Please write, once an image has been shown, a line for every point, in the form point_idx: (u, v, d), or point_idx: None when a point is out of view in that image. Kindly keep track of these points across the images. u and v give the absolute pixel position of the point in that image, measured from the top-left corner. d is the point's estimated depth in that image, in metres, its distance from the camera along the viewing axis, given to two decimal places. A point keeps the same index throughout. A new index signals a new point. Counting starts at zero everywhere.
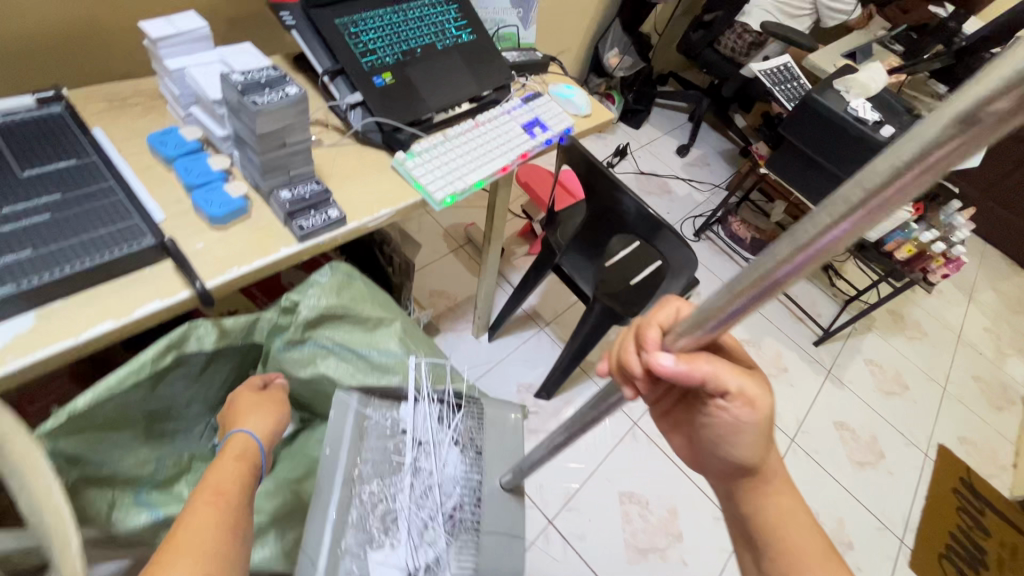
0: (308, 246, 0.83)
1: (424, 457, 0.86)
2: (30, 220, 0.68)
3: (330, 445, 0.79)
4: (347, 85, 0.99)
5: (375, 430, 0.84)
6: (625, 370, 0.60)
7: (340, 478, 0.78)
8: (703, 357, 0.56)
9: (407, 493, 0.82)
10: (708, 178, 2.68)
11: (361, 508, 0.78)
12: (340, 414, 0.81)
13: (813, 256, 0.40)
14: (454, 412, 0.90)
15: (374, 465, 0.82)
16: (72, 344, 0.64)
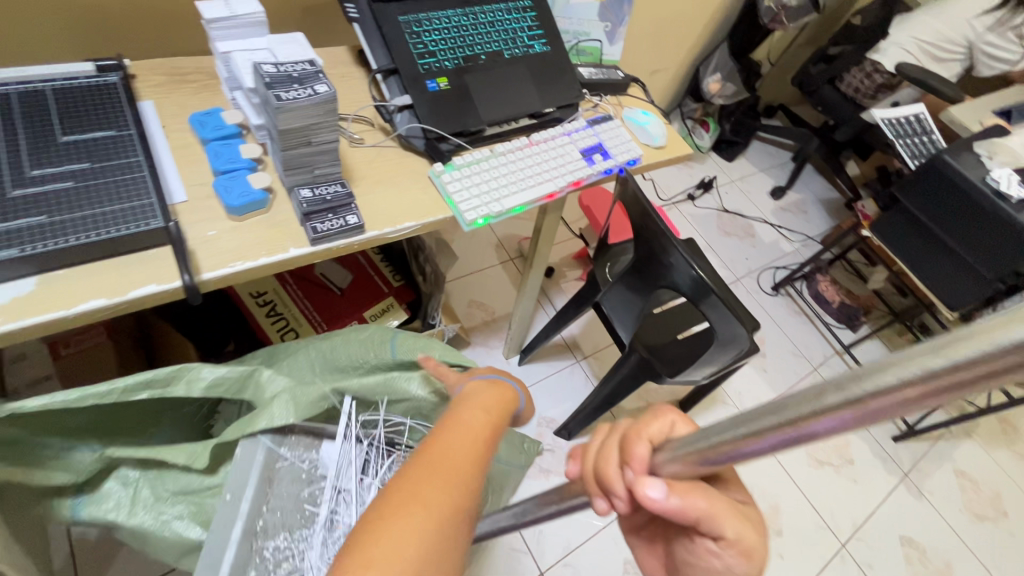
0: (320, 249, 0.79)
1: (343, 507, 0.76)
2: (53, 186, 0.68)
3: (232, 490, 0.68)
4: (398, 86, 0.94)
5: (288, 473, 0.74)
6: (601, 484, 0.42)
7: (239, 531, 0.67)
8: (699, 487, 0.38)
9: (319, 551, 0.73)
10: (801, 226, 2.41)
11: (260, 568, 0.69)
12: (248, 453, 0.70)
13: (864, 416, 0.28)
14: (382, 459, 0.81)
15: (283, 513, 0.73)
16: (64, 315, 0.64)
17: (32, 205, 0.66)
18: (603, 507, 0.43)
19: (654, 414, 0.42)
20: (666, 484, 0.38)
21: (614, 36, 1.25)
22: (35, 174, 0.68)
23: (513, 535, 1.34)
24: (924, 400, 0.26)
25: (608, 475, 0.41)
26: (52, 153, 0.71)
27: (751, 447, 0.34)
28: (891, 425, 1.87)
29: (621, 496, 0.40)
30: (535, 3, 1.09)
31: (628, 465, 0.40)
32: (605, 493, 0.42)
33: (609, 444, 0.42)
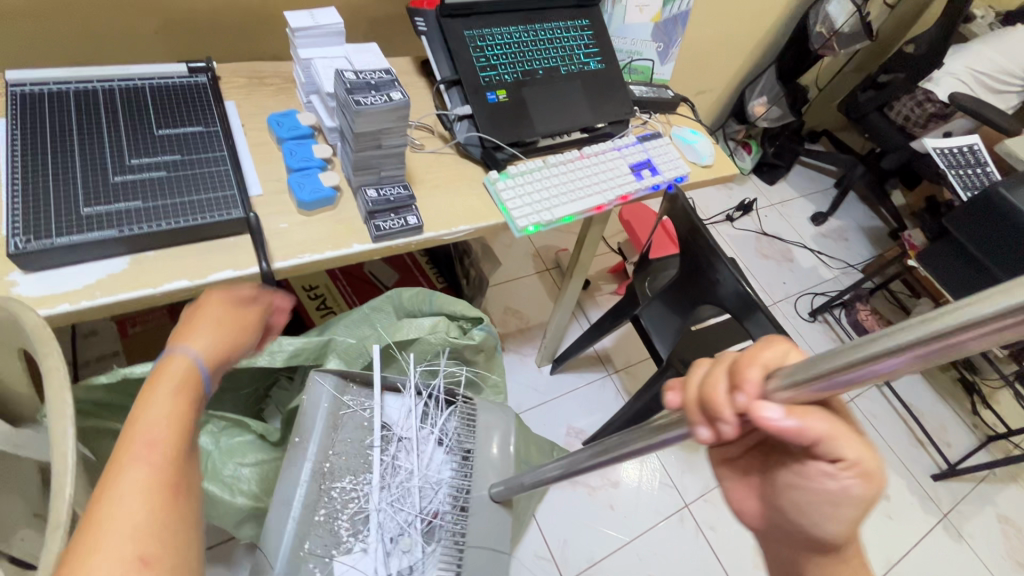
0: (381, 246, 0.83)
1: (403, 455, 0.87)
2: (149, 174, 0.74)
3: (300, 434, 0.81)
4: (460, 96, 0.99)
5: (351, 421, 0.85)
6: (706, 411, 0.42)
7: (309, 471, 0.79)
8: (815, 411, 0.41)
9: (381, 493, 0.82)
10: (842, 254, 2.37)
11: (329, 506, 0.80)
12: (314, 398, 0.83)
13: (929, 354, 0.32)
14: (439, 411, 0.92)
15: (348, 458, 0.83)
16: (151, 293, 0.70)
17: (130, 191, 0.72)
18: (705, 437, 0.43)
19: (767, 342, 0.43)
20: (784, 407, 0.39)
21: (666, 56, 1.28)
22: (133, 163, 0.75)
23: (539, 542, 1.34)
24: (922, 359, 0.33)
25: (716, 401, 0.41)
26: (148, 144, 0.77)
27: (847, 378, 0.36)
28: (930, 463, 1.81)
29: (731, 422, 0.41)
30: (592, 21, 1.13)
31: (740, 390, 0.40)
32: (711, 421, 0.42)
33: (716, 369, 0.43)
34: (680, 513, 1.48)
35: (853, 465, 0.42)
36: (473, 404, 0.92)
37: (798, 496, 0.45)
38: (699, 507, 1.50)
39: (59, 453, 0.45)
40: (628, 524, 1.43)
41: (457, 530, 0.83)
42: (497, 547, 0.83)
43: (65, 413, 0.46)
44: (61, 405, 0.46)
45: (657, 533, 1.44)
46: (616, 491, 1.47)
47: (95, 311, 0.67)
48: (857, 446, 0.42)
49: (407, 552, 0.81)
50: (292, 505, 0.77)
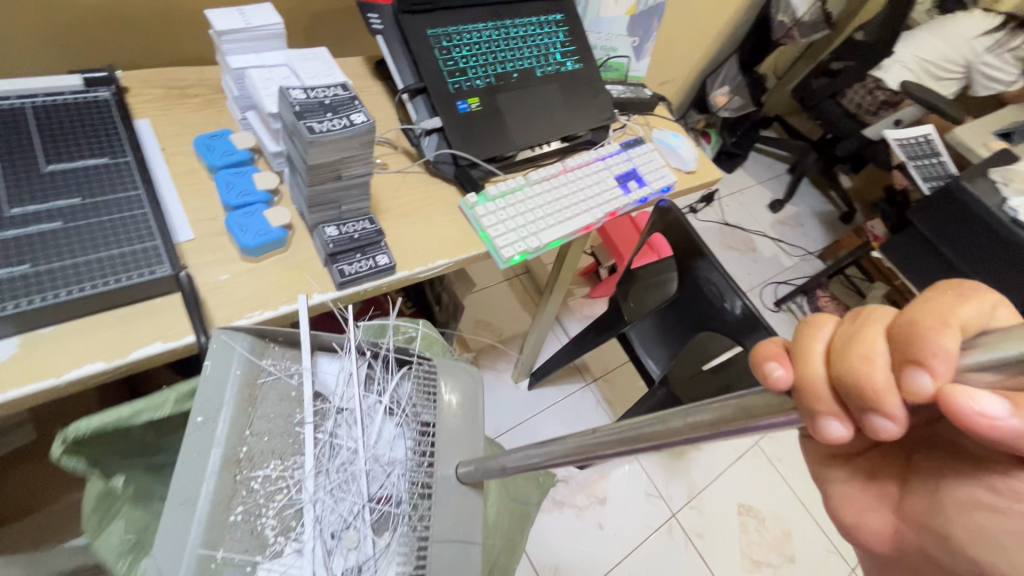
0: (348, 293, 0.70)
1: (346, 429, 0.60)
2: (38, 228, 0.58)
3: (205, 411, 0.52)
4: (426, 106, 0.85)
5: (274, 392, 0.57)
6: (865, 398, 0.27)
7: (217, 460, 0.51)
8: None
9: (318, 480, 0.56)
10: (800, 241, 2.41)
11: (248, 503, 0.52)
12: (219, 365, 0.54)
13: None
14: (391, 374, 0.64)
15: (273, 438, 0.55)
16: (53, 384, 0.54)
17: (14, 253, 0.56)
18: (846, 434, 0.28)
19: (961, 293, 0.27)
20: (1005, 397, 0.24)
21: (641, 51, 1.19)
22: (16, 213, 0.58)
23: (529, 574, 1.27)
24: None
25: (876, 386, 0.27)
26: (35, 187, 0.60)
27: None
28: None
29: (898, 417, 0.27)
30: (567, 16, 1.02)
31: (924, 367, 0.25)
32: (857, 411, 0.28)
33: (867, 331, 0.28)
34: (668, 523, 1.45)
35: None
36: (433, 364, 0.65)
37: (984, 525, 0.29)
38: (686, 515, 1.48)
39: None
40: (620, 541, 1.38)
41: (416, 529, 0.57)
42: (467, 539, 0.58)
43: None
44: None
45: (647, 547, 1.40)
46: (604, 508, 1.42)
47: None
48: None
49: (355, 553, 0.54)
50: (196, 507, 0.49)
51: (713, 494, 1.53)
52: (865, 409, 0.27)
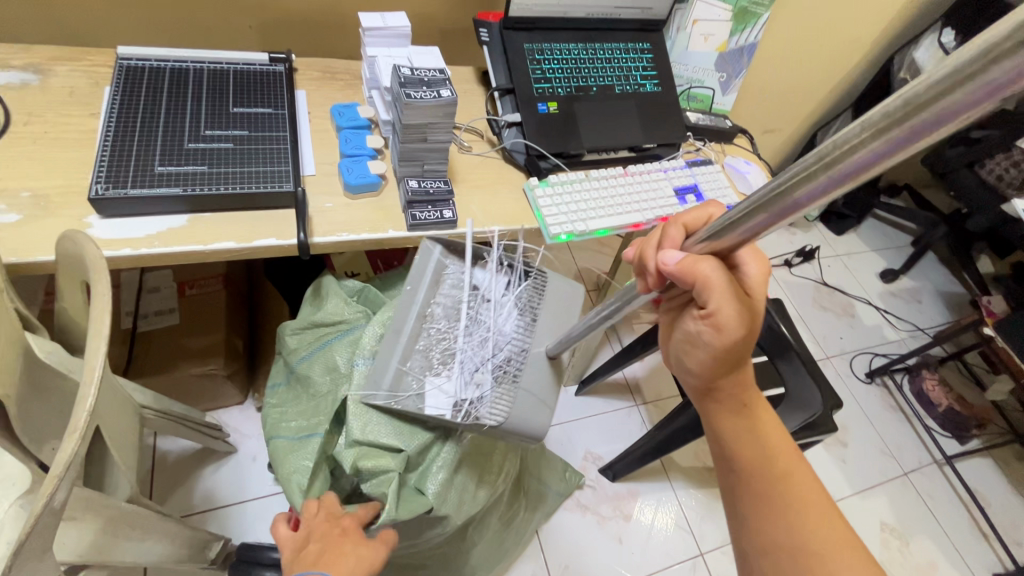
0: (415, 235, 0.87)
1: (486, 310, 0.86)
2: (217, 145, 0.82)
3: (412, 282, 0.81)
4: (512, 105, 1.02)
5: (450, 279, 0.85)
6: (641, 265, 0.56)
7: (415, 312, 0.82)
8: (706, 261, 0.48)
9: (464, 339, 0.83)
10: (912, 316, 2.19)
11: (426, 341, 0.83)
12: (422, 258, 0.82)
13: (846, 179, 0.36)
14: (519, 281, 0.88)
15: (445, 308, 0.84)
16: (201, 249, 0.76)
17: (199, 158, 0.80)
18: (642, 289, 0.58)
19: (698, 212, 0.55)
20: (685, 258, 0.49)
21: (728, 86, 1.26)
22: (207, 133, 0.83)
23: (538, 563, 1.30)
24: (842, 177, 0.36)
25: (643, 258, 0.55)
26: (221, 119, 0.85)
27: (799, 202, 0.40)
28: (994, 561, 1.61)
29: (648, 275, 0.55)
30: (654, 46, 1.14)
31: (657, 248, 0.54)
32: (642, 275, 0.57)
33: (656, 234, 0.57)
34: (693, 561, 1.39)
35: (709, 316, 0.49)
36: (547, 277, 0.90)
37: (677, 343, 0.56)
38: (715, 559, 1.40)
39: (88, 379, 0.51)
40: (637, 561, 1.36)
41: (515, 387, 0.82)
42: (543, 401, 0.84)
43: (98, 349, 0.52)
44: (97, 345, 0.52)
45: None
46: (627, 525, 1.40)
47: (150, 259, 0.74)
48: (727, 303, 0.48)
49: (478, 390, 0.81)
50: (401, 335, 0.81)
51: None
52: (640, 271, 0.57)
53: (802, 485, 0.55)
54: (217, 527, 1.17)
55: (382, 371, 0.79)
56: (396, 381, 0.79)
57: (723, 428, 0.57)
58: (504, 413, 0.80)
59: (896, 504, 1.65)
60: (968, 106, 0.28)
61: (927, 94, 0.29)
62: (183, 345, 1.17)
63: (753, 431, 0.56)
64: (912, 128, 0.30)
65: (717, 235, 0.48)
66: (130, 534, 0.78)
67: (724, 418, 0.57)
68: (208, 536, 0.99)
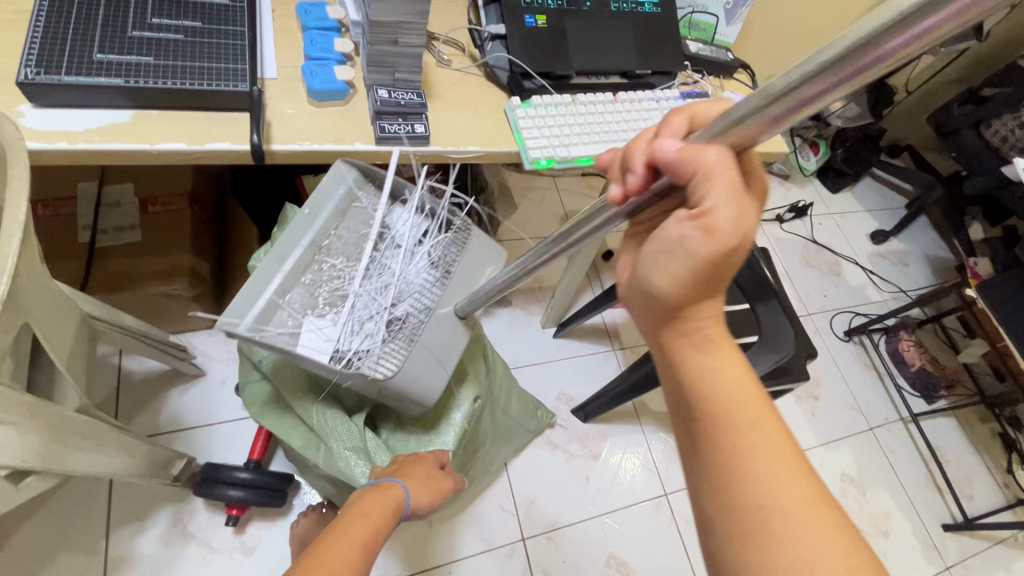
0: (383, 150, 0.81)
1: (391, 256, 0.83)
2: (165, 36, 0.74)
3: (313, 205, 0.76)
4: (497, 15, 0.94)
5: (360, 216, 0.82)
6: (625, 161, 0.48)
7: (308, 240, 0.76)
8: (713, 147, 0.41)
9: (363, 282, 0.79)
10: (897, 279, 2.18)
11: (316, 276, 0.76)
12: (333, 181, 0.77)
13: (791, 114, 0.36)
14: (437, 232, 0.87)
15: (347, 243, 0.80)
16: (145, 149, 0.70)
17: (144, 48, 0.73)
18: (615, 193, 0.50)
19: (712, 105, 0.47)
20: (686, 145, 0.42)
21: (734, 15, 1.16)
22: (154, 22, 0.75)
23: (504, 495, 1.32)
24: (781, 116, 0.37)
25: (635, 148, 0.47)
26: (171, 8, 0.77)
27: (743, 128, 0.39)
28: (944, 513, 1.68)
29: (636, 172, 0.47)
30: None
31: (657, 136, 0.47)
32: (624, 172, 0.49)
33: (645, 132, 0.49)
34: (657, 499, 1.43)
35: (703, 216, 0.42)
36: (470, 231, 0.91)
37: (643, 257, 0.48)
38: (679, 499, 1.44)
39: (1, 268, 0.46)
40: (602, 497, 1.39)
41: (411, 342, 0.81)
42: (437, 362, 0.84)
43: (10, 238, 0.47)
44: (9, 232, 0.48)
45: (629, 513, 1.40)
46: (595, 464, 1.43)
47: (87, 155, 0.68)
48: (725, 203, 0.41)
49: (365, 341, 0.78)
50: (284, 262, 0.73)
51: None
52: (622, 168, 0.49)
53: (774, 438, 0.48)
54: (184, 447, 1.16)
55: (255, 295, 0.69)
56: (268, 313, 0.70)
57: (688, 365, 0.50)
58: (391, 366, 0.78)
59: (858, 456, 1.70)
60: (906, 45, 0.30)
61: (879, 33, 0.30)
62: (144, 263, 1.12)
63: (719, 374, 0.50)
64: (855, 68, 0.32)
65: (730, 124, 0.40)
66: (81, 444, 0.76)
67: (699, 357, 0.50)
68: (170, 454, 0.98)
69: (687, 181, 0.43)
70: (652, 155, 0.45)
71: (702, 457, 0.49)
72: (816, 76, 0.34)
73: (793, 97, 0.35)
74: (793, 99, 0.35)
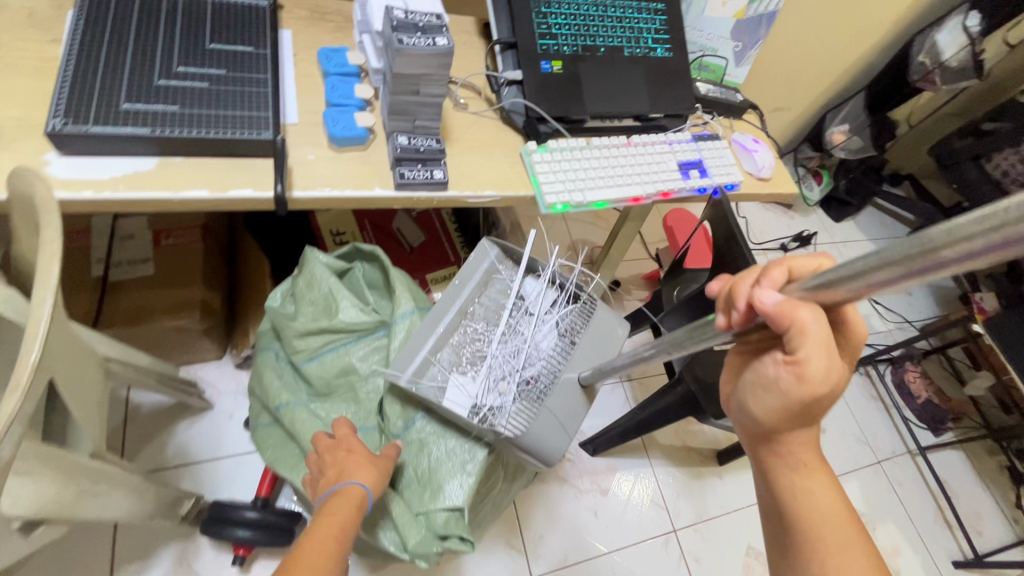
0: (402, 195, 0.82)
1: (525, 324, 0.90)
2: (191, 84, 0.76)
3: (461, 278, 0.89)
4: (513, 61, 0.96)
5: (499, 287, 0.92)
6: (729, 301, 0.49)
7: (456, 307, 0.88)
8: (808, 307, 0.43)
9: (499, 345, 0.88)
10: (902, 308, 2.19)
11: (462, 338, 0.88)
12: (477, 258, 0.91)
13: (918, 273, 0.34)
14: (564, 303, 0.92)
15: (487, 311, 0.90)
16: (169, 197, 0.71)
17: (170, 97, 0.74)
18: (722, 323, 0.50)
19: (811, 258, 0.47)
20: (786, 298, 0.44)
21: (743, 57, 1.18)
22: (180, 70, 0.76)
23: (511, 531, 1.31)
24: (913, 274, 0.35)
25: (739, 290, 0.48)
26: (197, 56, 0.78)
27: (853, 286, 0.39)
28: (953, 549, 1.66)
29: (737, 314, 0.48)
30: (668, 8, 1.07)
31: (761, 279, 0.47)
32: (727, 308, 0.50)
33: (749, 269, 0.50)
34: (666, 535, 1.41)
35: (797, 363, 0.45)
36: (596, 304, 0.93)
37: (749, 382, 0.52)
38: (687, 535, 1.43)
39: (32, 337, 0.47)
40: (611, 534, 1.38)
41: (539, 404, 0.85)
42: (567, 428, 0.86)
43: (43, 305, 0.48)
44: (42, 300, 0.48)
45: (638, 550, 1.38)
46: (603, 499, 1.42)
47: (111, 204, 0.69)
48: (818, 356, 0.44)
49: (500, 398, 0.84)
50: (434, 327, 0.85)
51: (722, 525, 1.47)
52: (725, 304, 0.50)
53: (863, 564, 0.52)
54: (191, 483, 1.15)
55: (411, 356, 0.83)
56: (422, 368, 0.83)
57: (781, 484, 0.55)
58: (522, 426, 0.82)
59: (866, 489, 1.69)
60: None
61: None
62: (156, 296, 1.12)
63: (812, 497, 0.54)
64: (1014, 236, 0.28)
65: (816, 286, 0.42)
66: (94, 490, 0.76)
67: (792, 474, 0.54)
68: (178, 493, 0.97)
69: (781, 331, 0.45)
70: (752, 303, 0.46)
71: (790, 562, 0.55)
72: (931, 248, 0.33)
73: (927, 259, 0.33)
74: (927, 262, 0.33)
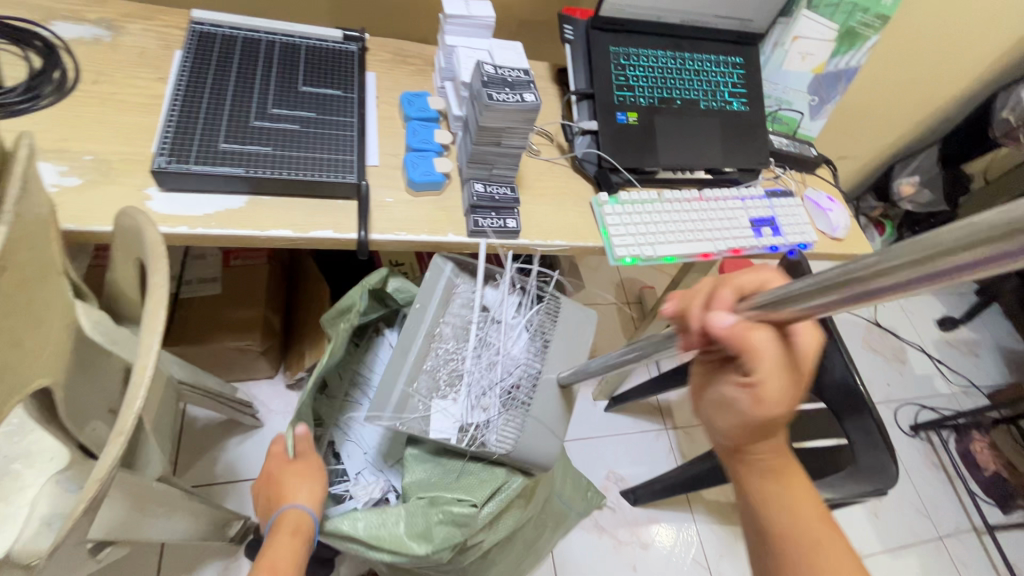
0: (474, 242, 0.82)
1: (494, 333, 0.86)
2: (283, 125, 0.79)
3: (421, 300, 0.82)
4: (589, 111, 0.96)
5: (460, 300, 0.85)
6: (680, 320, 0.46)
7: (423, 330, 0.81)
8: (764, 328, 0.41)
9: (473, 360, 0.83)
10: (968, 371, 2.05)
11: (435, 361, 0.82)
12: (432, 276, 0.82)
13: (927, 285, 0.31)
14: (530, 304, 0.89)
15: (454, 328, 0.84)
16: (256, 235, 0.73)
17: (264, 138, 0.77)
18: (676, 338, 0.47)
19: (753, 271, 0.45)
20: (738, 321, 0.41)
21: (819, 111, 1.15)
22: (274, 112, 0.80)
23: None
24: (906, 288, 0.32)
25: (688, 312, 0.45)
26: (289, 98, 0.82)
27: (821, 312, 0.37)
28: None
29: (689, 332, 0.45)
30: (746, 61, 1.05)
31: (709, 304, 0.44)
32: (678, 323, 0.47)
33: (702, 281, 0.48)
34: None
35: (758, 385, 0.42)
36: (560, 301, 0.90)
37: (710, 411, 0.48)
38: None
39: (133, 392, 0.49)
40: None
41: (525, 413, 0.84)
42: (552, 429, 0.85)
43: (147, 363, 0.50)
44: (146, 358, 0.50)
45: None
46: (643, 553, 1.36)
47: (203, 239, 0.71)
48: (775, 377, 0.42)
49: (485, 414, 0.83)
50: (405, 355, 0.80)
51: None
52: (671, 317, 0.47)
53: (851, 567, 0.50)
54: (236, 501, 1.16)
55: (389, 390, 0.78)
56: (403, 403, 0.78)
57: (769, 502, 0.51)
58: (512, 439, 0.83)
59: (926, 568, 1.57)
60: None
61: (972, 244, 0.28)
62: (220, 315, 1.15)
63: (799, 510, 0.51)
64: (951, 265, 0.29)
65: (769, 303, 0.40)
66: (158, 511, 0.77)
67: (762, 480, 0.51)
68: (229, 515, 0.98)
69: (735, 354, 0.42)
70: (706, 326, 0.42)
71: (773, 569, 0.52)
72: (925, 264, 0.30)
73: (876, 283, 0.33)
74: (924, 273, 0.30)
